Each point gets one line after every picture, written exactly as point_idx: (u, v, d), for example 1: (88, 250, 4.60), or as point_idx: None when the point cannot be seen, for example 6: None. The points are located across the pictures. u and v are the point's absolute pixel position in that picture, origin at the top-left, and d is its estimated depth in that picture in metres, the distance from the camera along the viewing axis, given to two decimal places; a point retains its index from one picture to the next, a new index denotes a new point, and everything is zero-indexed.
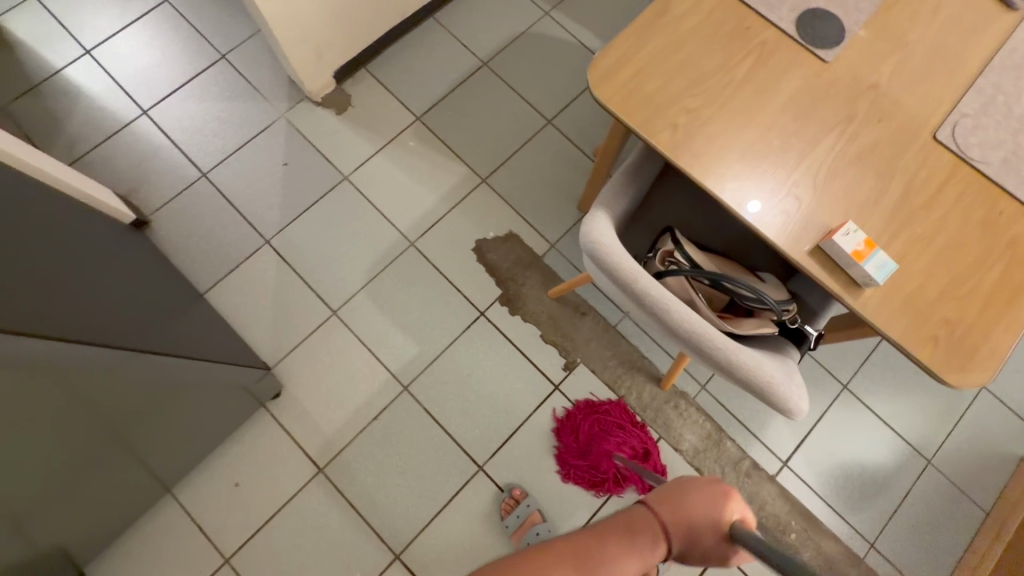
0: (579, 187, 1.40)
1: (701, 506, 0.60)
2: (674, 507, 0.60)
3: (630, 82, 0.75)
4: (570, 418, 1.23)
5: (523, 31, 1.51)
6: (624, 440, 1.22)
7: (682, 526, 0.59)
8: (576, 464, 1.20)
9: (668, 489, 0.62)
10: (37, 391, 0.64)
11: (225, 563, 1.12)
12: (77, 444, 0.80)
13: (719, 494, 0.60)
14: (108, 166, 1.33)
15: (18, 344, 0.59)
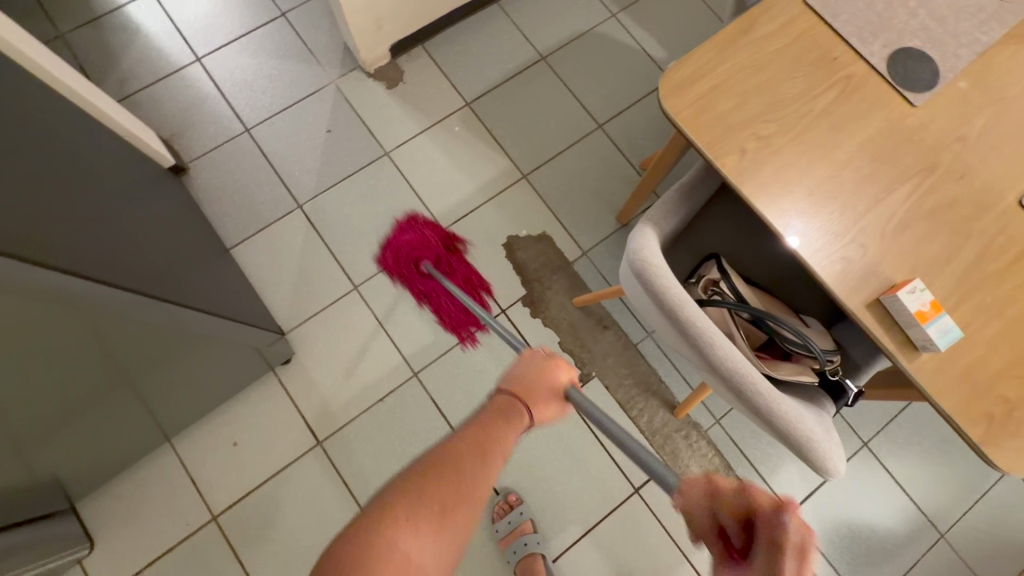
0: (620, 197, 1.36)
1: (544, 374, 0.71)
2: (534, 384, 0.69)
3: (703, 97, 0.71)
4: (389, 241, 1.28)
5: (587, 30, 1.47)
6: (447, 260, 1.27)
7: (538, 394, 0.69)
8: (398, 272, 1.27)
9: (516, 375, 0.70)
10: (58, 324, 0.64)
11: (213, 520, 1.12)
12: (85, 381, 0.79)
13: (554, 365, 0.72)
14: (155, 108, 1.33)
15: (49, 278, 0.59)
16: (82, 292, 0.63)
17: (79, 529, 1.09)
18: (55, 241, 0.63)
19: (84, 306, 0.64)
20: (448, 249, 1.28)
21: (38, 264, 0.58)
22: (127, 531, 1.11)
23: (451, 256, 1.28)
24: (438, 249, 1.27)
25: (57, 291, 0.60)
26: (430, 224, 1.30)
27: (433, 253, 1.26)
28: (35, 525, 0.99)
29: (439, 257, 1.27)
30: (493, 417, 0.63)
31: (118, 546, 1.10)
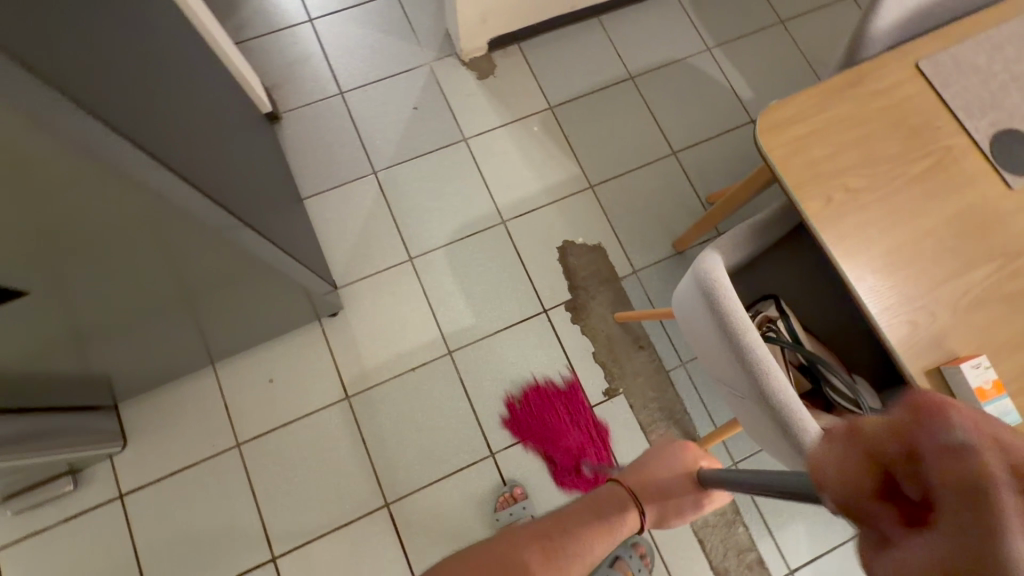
0: (681, 226, 1.37)
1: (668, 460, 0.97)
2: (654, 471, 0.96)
3: (798, 139, 0.73)
4: (518, 410, 1.23)
5: (679, 59, 1.49)
6: (570, 416, 1.23)
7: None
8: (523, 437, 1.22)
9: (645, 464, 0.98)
10: (166, 230, 0.70)
11: (236, 447, 1.18)
12: (157, 290, 0.85)
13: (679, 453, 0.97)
14: (264, 57, 1.42)
15: (177, 188, 0.65)
16: (189, 201, 0.68)
17: (115, 427, 1.16)
18: (176, 151, 0.68)
19: (188, 215, 0.69)
20: (567, 402, 1.24)
21: (173, 170, 0.64)
22: (157, 438, 1.18)
23: (574, 411, 1.23)
24: (557, 404, 1.24)
25: (172, 196, 0.65)
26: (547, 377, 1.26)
27: (553, 410, 1.23)
28: (69, 413, 1.06)
29: (559, 413, 1.23)
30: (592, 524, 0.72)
31: (146, 450, 1.17)
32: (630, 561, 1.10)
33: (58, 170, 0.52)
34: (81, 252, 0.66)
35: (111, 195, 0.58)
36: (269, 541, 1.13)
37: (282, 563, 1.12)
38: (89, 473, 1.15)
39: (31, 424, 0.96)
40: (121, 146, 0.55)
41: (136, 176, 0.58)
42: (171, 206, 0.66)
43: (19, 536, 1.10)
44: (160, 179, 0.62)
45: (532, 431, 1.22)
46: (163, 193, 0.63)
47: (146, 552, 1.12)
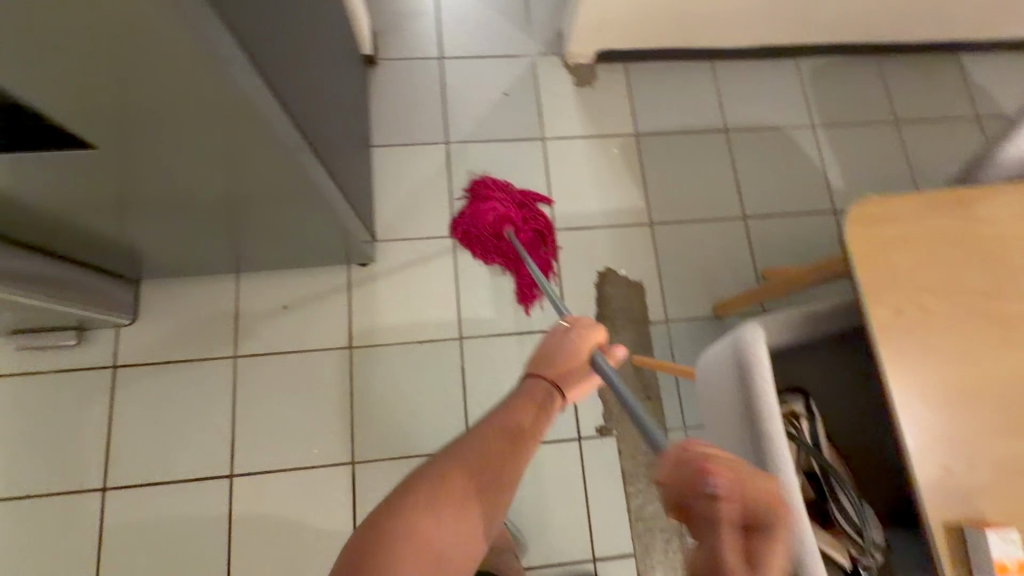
0: (727, 291, 1.32)
1: (571, 346, 0.72)
2: (560, 363, 0.70)
3: (885, 241, 0.68)
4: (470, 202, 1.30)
5: (779, 127, 1.45)
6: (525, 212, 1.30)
7: (566, 374, 0.70)
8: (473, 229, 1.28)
9: (545, 351, 0.71)
10: (242, 135, 0.70)
11: (232, 358, 1.19)
12: (205, 189, 0.86)
13: (580, 334, 0.73)
14: (380, 2, 1.44)
15: (258, 91, 0.64)
16: (266, 114, 0.68)
17: (130, 301, 1.19)
18: (267, 56, 0.68)
19: (262, 126, 0.69)
20: (525, 199, 1.32)
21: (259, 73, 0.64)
22: (162, 325, 1.20)
23: (526, 207, 1.31)
24: (514, 198, 1.31)
25: (253, 104, 0.64)
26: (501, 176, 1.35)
27: (511, 204, 1.30)
28: (79, 271, 1.06)
29: (514, 205, 1.30)
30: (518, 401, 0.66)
31: (149, 331, 1.20)
32: None
33: (147, 29, 0.50)
34: (143, 122, 0.65)
35: (198, 78, 0.58)
36: (231, 458, 1.14)
37: (237, 483, 1.13)
38: (93, 335, 1.18)
39: (43, 267, 0.98)
40: (220, 30, 0.54)
41: (227, 65, 0.57)
42: (250, 113, 0.66)
43: (12, 371, 1.14)
44: (246, 81, 0.61)
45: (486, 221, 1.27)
46: (246, 96, 0.63)
47: (117, 426, 1.14)
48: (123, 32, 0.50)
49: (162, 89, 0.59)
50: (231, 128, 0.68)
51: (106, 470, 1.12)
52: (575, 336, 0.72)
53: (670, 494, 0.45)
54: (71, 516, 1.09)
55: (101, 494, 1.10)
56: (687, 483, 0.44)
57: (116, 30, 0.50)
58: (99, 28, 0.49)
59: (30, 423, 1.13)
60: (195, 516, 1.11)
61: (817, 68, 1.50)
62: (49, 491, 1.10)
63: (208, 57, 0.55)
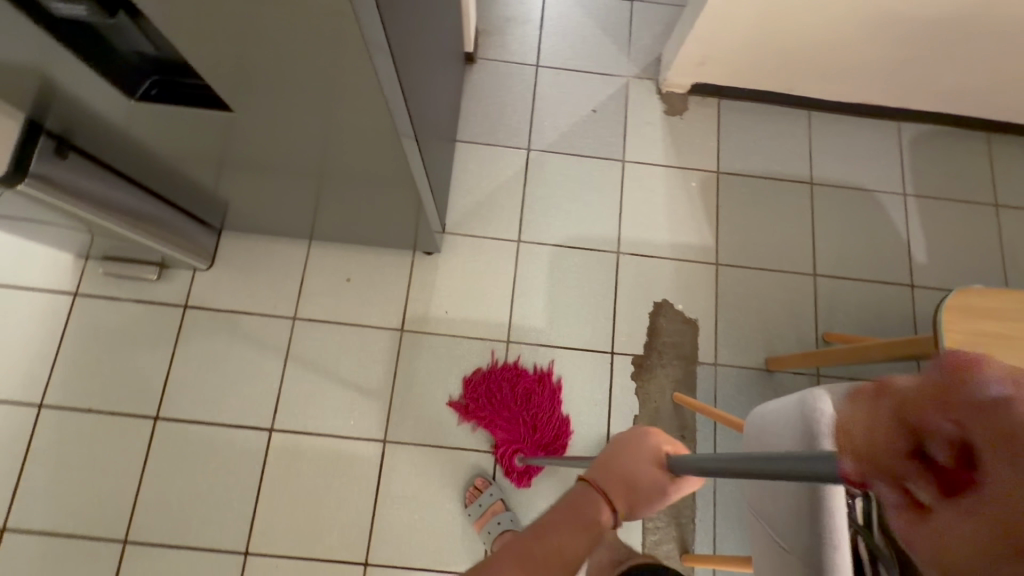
0: (783, 346, 1.29)
1: (635, 454, 0.61)
2: (618, 470, 0.59)
3: (984, 336, 0.66)
4: (474, 386, 1.22)
5: (868, 190, 1.40)
6: (523, 405, 1.21)
7: (628, 487, 0.58)
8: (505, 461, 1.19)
9: (605, 457, 0.60)
10: (359, 118, 0.74)
11: (291, 319, 1.25)
12: (307, 159, 0.90)
13: (648, 440, 0.62)
14: (489, 2, 1.47)
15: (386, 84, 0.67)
16: (392, 106, 0.72)
17: (211, 248, 1.26)
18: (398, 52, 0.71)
19: (384, 117, 0.73)
20: (518, 390, 1.22)
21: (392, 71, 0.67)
22: (234, 276, 1.27)
23: (520, 398, 1.22)
24: (505, 400, 1.21)
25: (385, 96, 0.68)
26: (483, 368, 1.24)
27: (508, 408, 1.21)
28: (173, 212, 1.14)
29: (512, 411, 1.21)
30: (562, 515, 0.53)
31: (221, 279, 1.26)
32: None
33: (312, 19, 0.53)
34: (275, 92, 0.69)
35: (340, 66, 0.61)
36: (274, 413, 1.19)
37: (276, 437, 1.18)
38: (171, 273, 1.26)
39: (141, 202, 1.05)
40: (375, 28, 0.57)
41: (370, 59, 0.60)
42: (379, 104, 0.69)
43: (96, 293, 1.23)
44: (383, 74, 0.65)
45: (509, 447, 1.19)
46: (382, 90, 0.66)
47: (178, 362, 1.21)
48: (289, 17, 0.53)
49: (303, 69, 0.63)
50: (357, 114, 0.72)
51: (161, 401, 1.19)
52: (643, 439, 0.62)
53: (852, 458, 0.20)
54: (126, 437, 1.17)
55: (153, 422, 1.18)
56: (892, 397, 0.18)
57: (284, 15, 0.53)
58: (269, 11, 0.53)
59: (103, 343, 1.21)
60: (232, 460, 1.17)
61: (919, 135, 1.44)
62: (109, 409, 1.18)
63: (355, 50, 0.58)
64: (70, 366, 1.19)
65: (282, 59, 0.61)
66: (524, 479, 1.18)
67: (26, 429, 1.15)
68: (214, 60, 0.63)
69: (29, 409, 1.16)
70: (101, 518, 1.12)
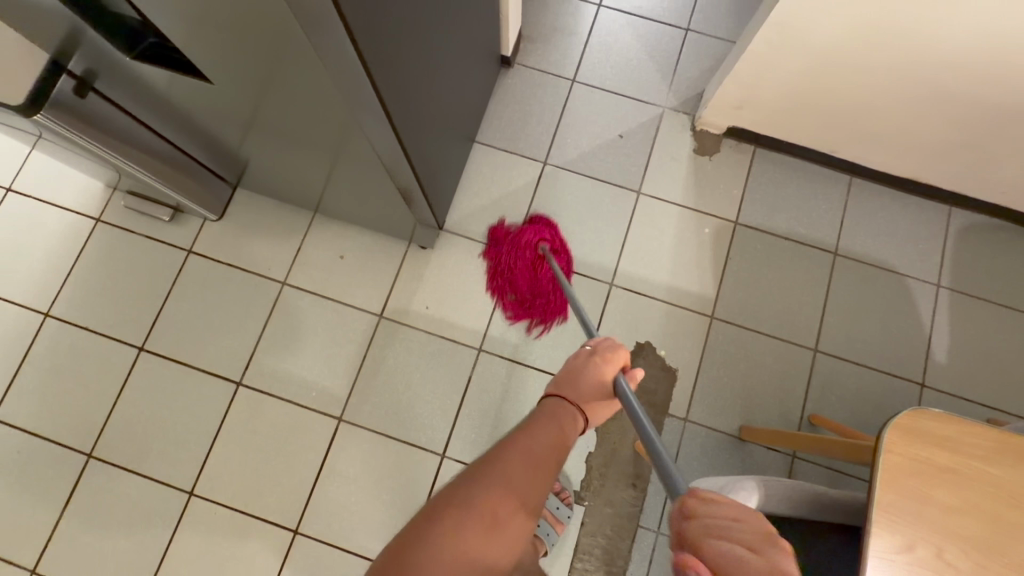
0: (762, 417, 1.22)
1: (592, 372, 0.73)
2: (581, 387, 0.71)
3: (926, 465, 0.62)
4: (495, 242, 1.30)
5: (897, 273, 1.29)
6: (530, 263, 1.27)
7: (591, 397, 0.71)
8: (527, 314, 1.27)
9: (568, 375, 0.73)
10: (342, 103, 0.76)
11: (280, 283, 1.29)
12: (307, 136, 0.93)
13: (603, 358, 0.74)
14: (539, 9, 1.46)
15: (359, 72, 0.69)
16: (363, 89, 0.72)
17: (223, 202, 1.33)
18: (386, 45, 0.72)
19: (350, 94, 0.74)
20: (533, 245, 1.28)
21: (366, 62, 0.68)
22: (239, 231, 1.32)
23: (529, 258, 1.28)
24: (515, 262, 1.28)
25: (350, 71, 0.69)
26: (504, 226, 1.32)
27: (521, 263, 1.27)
28: (193, 164, 1.20)
29: (523, 271, 1.28)
30: (542, 422, 0.65)
31: (227, 232, 1.32)
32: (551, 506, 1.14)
33: None
34: (266, 62, 0.72)
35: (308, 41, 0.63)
36: (245, 367, 1.25)
37: (241, 391, 1.23)
38: (184, 218, 1.33)
39: (161, 148, 1.11)
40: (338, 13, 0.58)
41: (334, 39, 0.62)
42: (342, 79, 0.70)
43: (115, 223, 1.32)
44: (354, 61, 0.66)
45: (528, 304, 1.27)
46: (345, 66, 0.68)
47: (172, 301, 1.28)
48: None
49: (282, 41, 0.66)
50: (324, 87, 0.73)
51: (149, 334, 1.26)
52: (598, 355, 0.75)
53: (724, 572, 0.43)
54: (113, 359, 1.25)
55: (138, 351, 1.25)
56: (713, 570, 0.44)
57: None
58: None
59: (111, 270, 1.30)
60: (199, 403, 1.23)
61: (971, 225, 1.31)
62: (103, 331, 1.26)
63: (316, 24, 0.60)
64: (79, 284, 1.29)
65: (256, 21, 0.64)
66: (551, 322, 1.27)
67: (31, 332, 1.26)
68: (212, 18, 0.68)
69: (37, 316, 1.27)
70: (74, 429, 1.21)
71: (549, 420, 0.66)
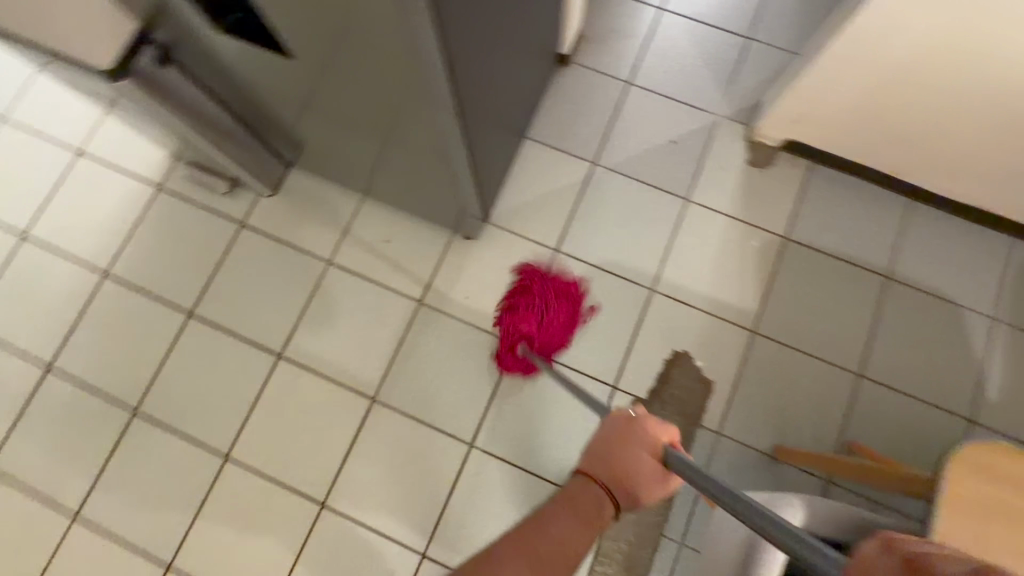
0: (797, 437, 1.19)
1: (633, 450, 0.69)
2: (617, 466, 0.69)
3: (990, 498, 0.67)
4: (520, 281, 1.27)
5: (952, 302, 1.24)
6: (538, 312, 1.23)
7: (625, 480, 0.68)
8: (512, 360, 1.23)
9: (609, 447, 0.70)
10: (411, 87, 0.78)
11: (325, 261, 1.32)
12: (368, 121, 0.95)
13: (649, 434, 0.70)
14: (598, 9, 1.45)
15: (432, 55, 0.71)
16: (434, 71, 0.74)
17: (277, 178, 1.37)
18: (458, 31, 0.74)
19: (422, 76, 0.75)
20: (548, 296, 1.25)
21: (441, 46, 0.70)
22: (290, 208, 1.36)
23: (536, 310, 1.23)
24: (525, 308, 1.24)
25: (424, 54, 0.71)
26: (532, 267, 1.29)
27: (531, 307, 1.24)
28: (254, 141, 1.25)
29: (534, 304, 1.24)
30: (563, 512, 0.64)
31: (279, 208, 1.36)
32: None
33: None
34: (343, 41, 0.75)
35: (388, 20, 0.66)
36: (286, 340, 1.28)
37: (280, 363, 1.27)
38: (239, 191, 1.37)
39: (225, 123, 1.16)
40: None
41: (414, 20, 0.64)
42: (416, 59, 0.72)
43: (174, 191, 1.37)
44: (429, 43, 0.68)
45: (551, 334, 1.23)
46: (419, 47, 0.70)
47: (222, 270, 1.33)
48: None
49: (363, 19, 0.69)
50: (399, 67, 0.75)
51: (198, 300, 1.31)
52: (648, 425, 0.71)
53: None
54: (162, 321, 1.30)
55: (186, 316, 1.30)
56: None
57: None
58: None
59: (167, 236, 1.35)
60: (239, 371, 1.27)
61: None
62: (156, 293, 1.32)
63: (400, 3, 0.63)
64: (136, 248, 1.34)
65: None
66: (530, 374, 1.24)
67: (90, 289, 1.32)
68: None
69: (96, 274, 1.33)
70: (122, 384, 1.27)
71: (570, 511, 0.65)
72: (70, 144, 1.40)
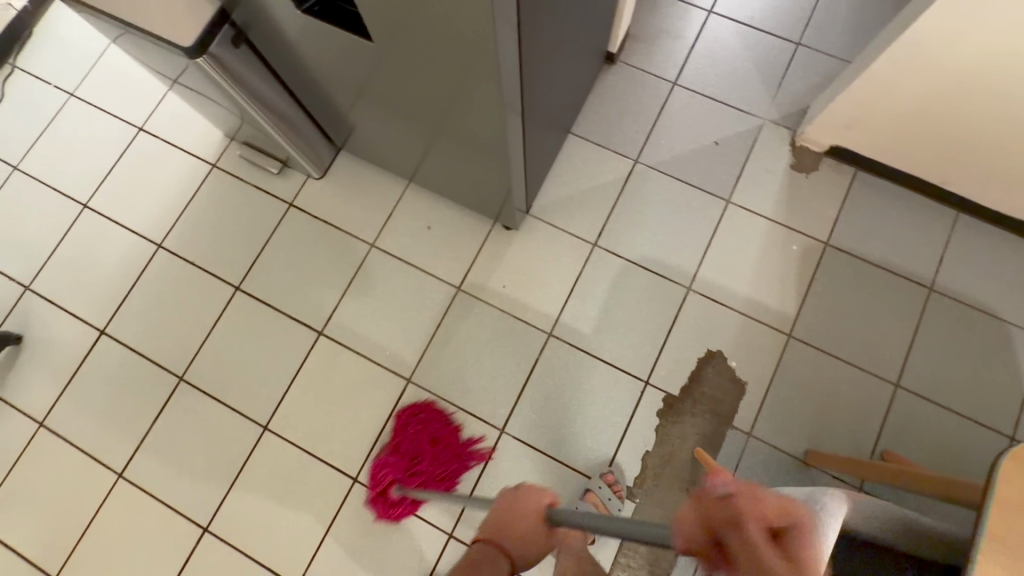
0: (830, 444, 1.19)
1: (515, 512, 0.62)
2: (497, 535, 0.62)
3: None
4: (399, 422, 1.24)
5: (997, 317, 1.22)
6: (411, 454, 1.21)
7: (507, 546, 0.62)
8: (381, 504, 1.20)
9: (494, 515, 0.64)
10: (475, 78, 0.80)
11: (369, 244, 1.36)
12: (425, 110, 0.98)
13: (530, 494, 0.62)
14: (648, 10, 1.47)
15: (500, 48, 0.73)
16: (500, 64, 0.76)
17: (327, 162, 1.41)
18: (526, 24, 0.76)
19: (488, 70, 0.78)
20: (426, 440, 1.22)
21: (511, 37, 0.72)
22: (336, 191, 1.40)
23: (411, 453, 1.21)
24: (401, 451, 1.21)
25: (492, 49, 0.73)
26: (411, 407, 1.25)
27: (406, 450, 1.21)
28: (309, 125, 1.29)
29: (404, 449, 1.22)
30: None
31: (327, 191, 1.41)
32: (599, 492, 1.16)
33: None
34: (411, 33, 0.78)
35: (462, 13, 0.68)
36: (327, 318, 1.32)
37: (321, 340, 1.31)
38: (289, 173, 1.42)
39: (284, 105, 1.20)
40: None
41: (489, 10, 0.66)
42: (489, 59, 0.75)
43: (227, 170, 1.42)
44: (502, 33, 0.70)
45: (418, 480, 1.20)
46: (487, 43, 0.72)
47: (269, 248, 1.37)
48: None
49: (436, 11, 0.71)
50: (465, 61, 0.78)
51: (245, 275, 1.36)
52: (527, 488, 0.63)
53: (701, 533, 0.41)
54: (211, 293, 1.35)
55: (234, 290, 1.35)
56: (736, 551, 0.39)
57: None
58: None
59: (219, 213, 1.40)
60: (282, 346, 1.31)
61: None
62: (206, 267, 1.37)
63: None
64: (189, 222, 1.40)
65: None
66: (403, 516, 1.20)
67: (145, 259, 1.38)
68: None
69: (151, 245, 1.39)
70: (170, 351, 1.32)
71: None
72: (133, 120, 1.46)
